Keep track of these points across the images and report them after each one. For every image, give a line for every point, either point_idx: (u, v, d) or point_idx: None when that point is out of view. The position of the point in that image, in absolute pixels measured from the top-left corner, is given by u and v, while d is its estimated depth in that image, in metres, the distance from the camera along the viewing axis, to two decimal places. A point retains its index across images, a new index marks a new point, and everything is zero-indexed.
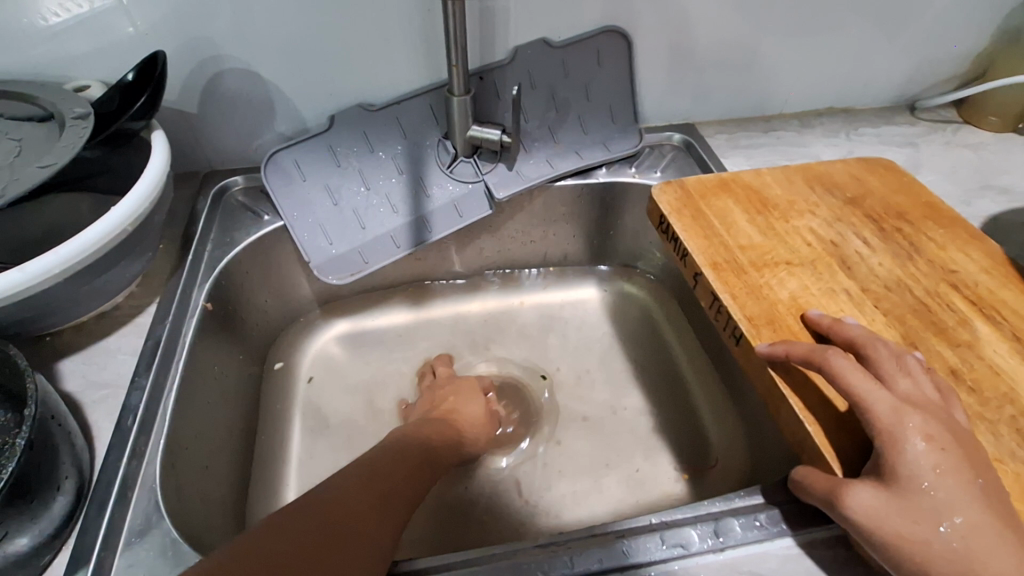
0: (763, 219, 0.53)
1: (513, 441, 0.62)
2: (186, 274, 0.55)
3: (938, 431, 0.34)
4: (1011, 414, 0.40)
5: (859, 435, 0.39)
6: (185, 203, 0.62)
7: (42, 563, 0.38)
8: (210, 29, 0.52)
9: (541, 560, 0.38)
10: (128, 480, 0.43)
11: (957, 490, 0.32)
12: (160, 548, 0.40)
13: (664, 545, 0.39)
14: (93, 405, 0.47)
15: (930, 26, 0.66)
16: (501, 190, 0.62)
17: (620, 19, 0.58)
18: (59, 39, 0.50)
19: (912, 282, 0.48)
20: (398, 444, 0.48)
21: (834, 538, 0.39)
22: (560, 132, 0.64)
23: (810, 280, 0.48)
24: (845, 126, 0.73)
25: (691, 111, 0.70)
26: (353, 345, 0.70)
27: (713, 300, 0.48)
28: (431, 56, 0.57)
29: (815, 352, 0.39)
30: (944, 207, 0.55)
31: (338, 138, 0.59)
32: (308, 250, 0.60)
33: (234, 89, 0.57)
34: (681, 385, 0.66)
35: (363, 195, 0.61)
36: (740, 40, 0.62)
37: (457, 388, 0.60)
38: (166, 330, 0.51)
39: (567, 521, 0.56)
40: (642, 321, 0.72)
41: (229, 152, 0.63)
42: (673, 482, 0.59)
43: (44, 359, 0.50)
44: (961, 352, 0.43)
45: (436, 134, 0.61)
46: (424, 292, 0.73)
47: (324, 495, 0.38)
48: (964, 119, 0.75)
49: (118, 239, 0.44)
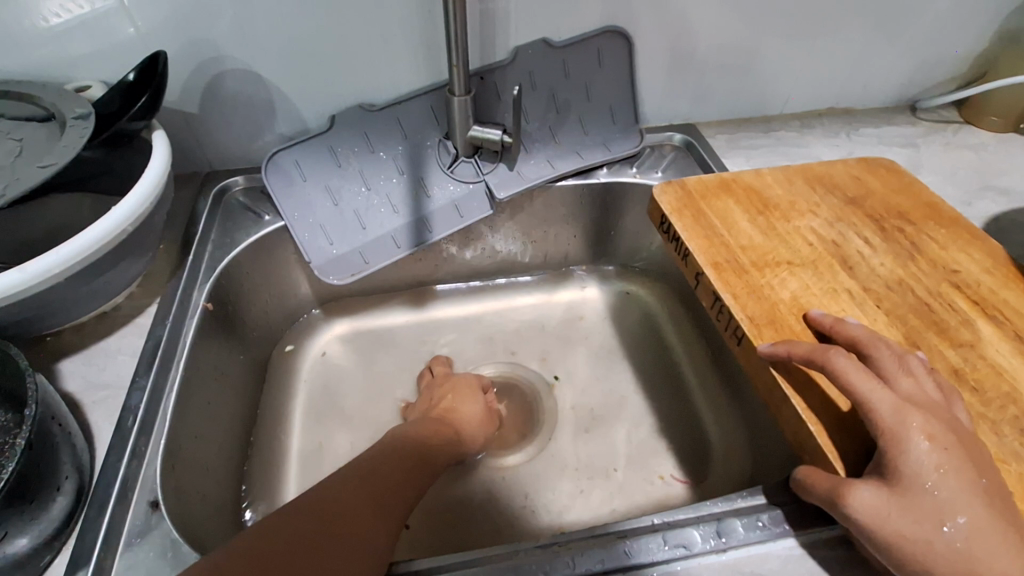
0: (763, 219, 0.53)
1: (512, 441, 0.62)
2: (187, 275, 0.55)
3: (940, 430, 0.34)
4: (1013, 414, 0.40)
5: (861, 434, 0.39)
6: (186, 203, 0.62)
7: (42, 564, 0.38)
8: (210, 30, 0.52)
9: (542, 560, 0.38)
10: (128, 481, 0.42)
11: (960, 490, 0.32)
12: (160, 549, 0.40)
13: (666, 545, 0.39)
14: (93, 406, 0.47)
15: (930, 27, 0.66)
16: (501, 190, 0.62)
17: (620, 19, 0.58)
18: (59, 40, 0.50)
19: (914, 282, 0.48)
20: (397, 443, 0.48)
21: (836, 539, 0.39)
22: (561, 133, 0.64)
23: (810, 280, 0.48)
24: (845, 126, 0.73)
25: (691, 112, 0.70)
26: (354, 345, 0.70)
27: (715, 301, 0.48)
28: (432, 57, 0.57)
29: (817, 352, 0.39)
30: (945, 207, 0.55)
31: (338, 138, 0.59)
32: (308, 250, 0.60)
33: (235, 90, 0.57)
34: (682, 385, 0.66)
35: (363, 196, 0.61)
36: (740, 40, 0.62)
37: (456, 387, 0.60)
38: (166, 331, 0.51)
39: (567, 521, 0.56)
40: (642, 322, 0.72)
41: (229, 153, 0.63)
42: (673, 482, 0.58)
43: (44, 359, 0.50)
44: (964, 352, 0.43)
45: (436, 135, 0.61)
46: (424, 293, 0.73)
47: (322, 495, 0.38)
48: (964, 119, 0.75)
49: (119, 239, 0.44)
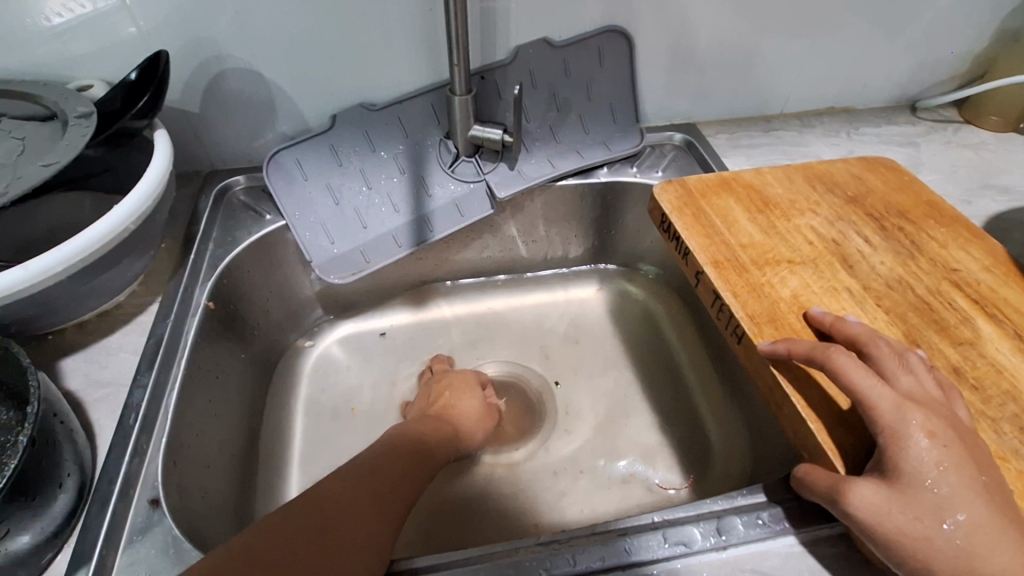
0: (763, 217, 0.53)
1: (513, 437, 0.62)
2: (188, 273, 0.56)
3: (940, 427, 0.34)
4: (1013, 411, 0.40)
5: (861, 431, 0.39)
6: (186, 202, 0.62)
7: (43, 561, 0.38)
8: (212, 29, 0.52)
9: (543, 557, 0.38)
10: (130, 479, 0.42)
11: (960, 487, 0.32)
12: (162, 546, 0.40)
13: (667, 543, 0.39)
14: (94, 404, 0.47)
15: (930, 26, 0.66)
16: (501, 189, 0.63)
17: (620, 18, 0.58)
18: (61, 39, 0.50)
19: (914, 280, 0.48)
20: (397, 441, 0.48)
21: (836, 536, 0.39)
22: (561, 132, 0.64)
23: (810, 278, 0.48)
24: (845, 126, 0.73)
25: (691, 111, 0.70)
26: (354, 345, 0.70)
27: (715, 298, 0.48)
28: (432, 56, 0.58)
29: (817, 350, 0.39)
30: (945, 205, 0.55)
31: (339, 137, 0.59)
32: (308, 249, 0.60)
33: (236, 89, 0.57)
34: (682, 383, 0.66)
35: (364, 195, 0.61)
36: (740, 39, 0.63)
37: (454, 384, 0.60)
38: (168, 329, 0.51)
39: (568, 518, 0.56)
40: (642, 320, 0.72)
41: (230, 152, 0.63)
42: (674, 480, 0.59)
43: (46, 357, 0.50)
44: (964, 350, 0.43)
45: (437, 134, 0.62)
46: (424, 293, 0.73)
47: (324, 493, 0.38)
48: (964, 119, 0.75)
49: (120, 238, 0.44)
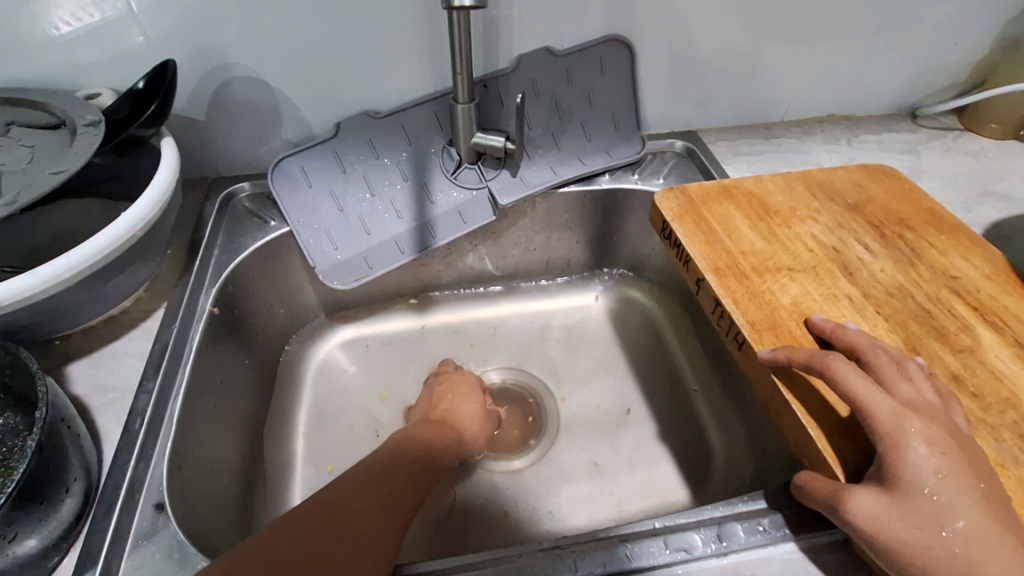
0: (764, 225, 0.53)
1: (513, 442, 0.63)
2: (193, 279, 0.56)
3: (938, 435, 0.34)
4: (1012, 419, 0.40)
5: (860, 439, 0.39)
6: (193, 209, 0.63)
7: (50, 565, 0.38)
8: (219, 38, 0.53)
9: (544, 564, 0.38)
10: (136, 484, 0.43)
11: (958, 495, 0.32)
12: (166, 550, 0.40)
13: (667, 549, 0.39)
14: (101, 408, 0.48)
15: (930, 34, 0.67)
16: (504, 196, 0.63)
17: (622, 27, 0.59)
18: (71, 48, 0.51)
19: (913, 287, 0.48)
20: (399, 446, 0.48)
21: (834, 542, 0.40)
22: (563, 139, 0.65)
23: (810, 285, 0.48)
24: (846, 133, 0.73)
25: (693, 118, 0.70)
26: (359, 350, 0.70)
27: (715, 307, 0.48)
28: (437, 65, 0.58)
29: (816, 357, 0.39)
30: (945, 214, 0.55)
31: (343, 144, 0.60)
32: (313, 255, 0.60)
33: (242, 97, 0.58)
34: (682, 389, 0.67)
35: (369, 201, 0.62)
36: (741, 47, 0.63)
37: (455, 387, 0.60)
38: (173, 334, 0.52)
39: (569, 527, 0.56)
40: (643, 327, 0.73)
41: (235, 158, 0.64)
42: (674, 486, 0.59)
43: (52, 362, 0.50)
44: (964, 358, 0.43)
45: (441, 141, 0.62)
46: (426, 301, 0.74)
47: (330, 498, 0.38)
48: (964, 127, 0.76)
49: (128, 244, 0.45)
